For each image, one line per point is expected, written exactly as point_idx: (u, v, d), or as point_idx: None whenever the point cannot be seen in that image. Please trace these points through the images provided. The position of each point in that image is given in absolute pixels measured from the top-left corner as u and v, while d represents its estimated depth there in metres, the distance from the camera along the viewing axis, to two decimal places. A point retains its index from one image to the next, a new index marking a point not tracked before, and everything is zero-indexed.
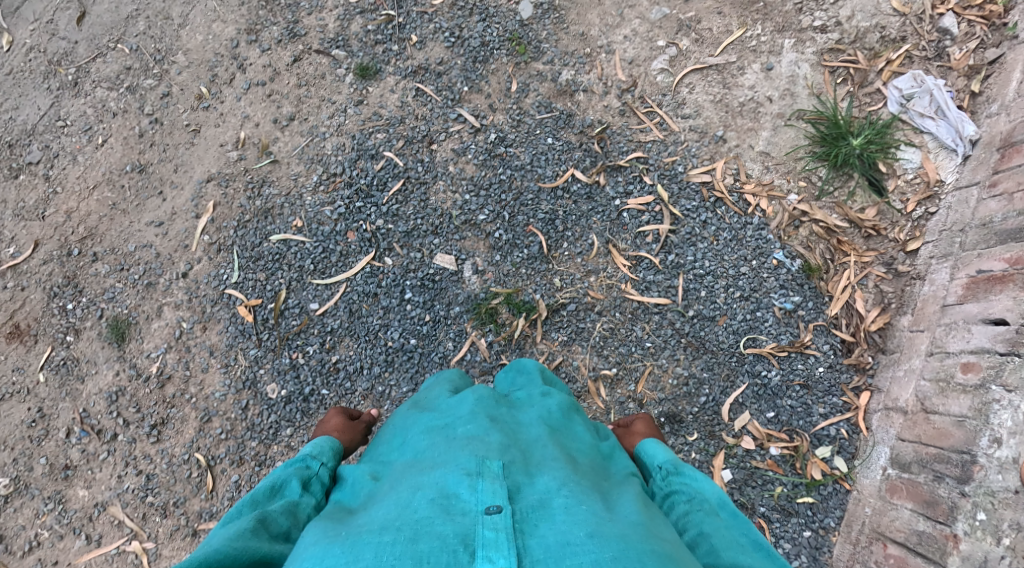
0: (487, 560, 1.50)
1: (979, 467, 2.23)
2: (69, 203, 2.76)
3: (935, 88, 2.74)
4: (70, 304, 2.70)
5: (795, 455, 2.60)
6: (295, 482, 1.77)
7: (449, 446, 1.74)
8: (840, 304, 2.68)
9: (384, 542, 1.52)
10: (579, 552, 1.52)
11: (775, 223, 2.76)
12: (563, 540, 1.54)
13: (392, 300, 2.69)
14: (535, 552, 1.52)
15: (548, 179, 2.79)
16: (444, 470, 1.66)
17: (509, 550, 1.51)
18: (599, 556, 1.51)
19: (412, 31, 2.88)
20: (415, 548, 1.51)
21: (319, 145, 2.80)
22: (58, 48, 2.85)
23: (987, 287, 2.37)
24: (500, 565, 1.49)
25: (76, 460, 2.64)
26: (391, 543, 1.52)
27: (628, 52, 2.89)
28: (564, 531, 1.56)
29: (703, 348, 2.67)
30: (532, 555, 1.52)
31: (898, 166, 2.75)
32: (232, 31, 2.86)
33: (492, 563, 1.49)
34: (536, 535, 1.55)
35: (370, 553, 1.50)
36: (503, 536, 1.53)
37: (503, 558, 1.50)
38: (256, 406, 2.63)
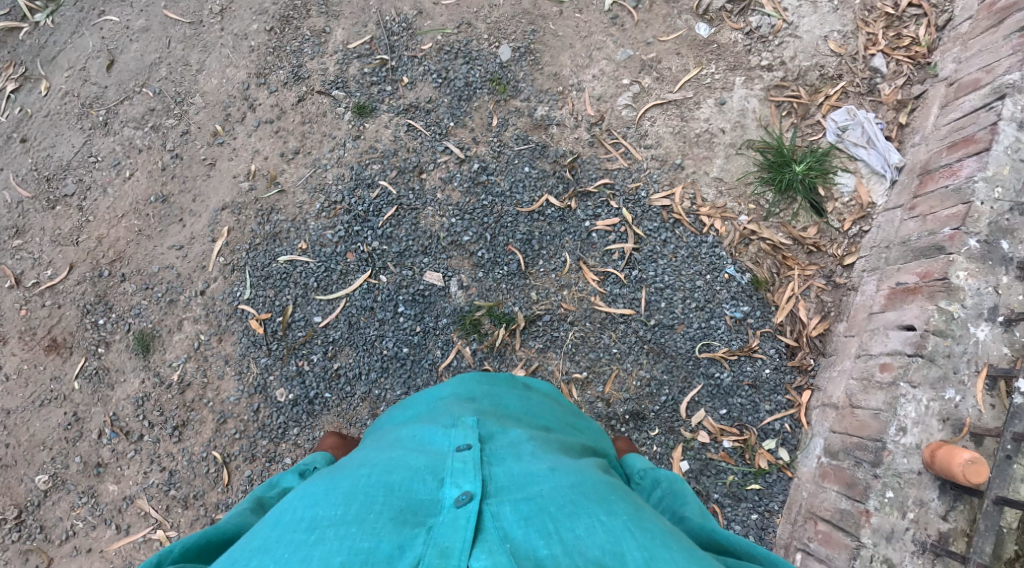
0: (454, 486, 1.81)
1: (888, 452, 2.56)
2: (100, 230, 3.10)
3: (866, 121, 3.12)
4: (101, 319, 3.03)
5: (745, 447, 2.93)
6: (291, 474, 2.13)
7: (434, 419, 2.08)
8: (785, 312, 3.02)
9: (356, 475, 1.83)
10: (539, 482, 1.84)
11: (727, 241, 3.10)
12: (527, 473, 1.86)
13: (387, 313, 3.03)
14: (500, 482, 1.83)
15: (526, 204, 3.13)
16: (426, 431, 2.01)
17: (474, 477, 1.82)
18: (557, 484, 1.83)
19: (404, 73, 3.24)
20: (387, 478, 1.82)
21: (321, 175, 3.14)
22: (90, 93, 3.21)
23: (902, 297, 2.71)
24: (466, 489, 1.79)
25: (106, 458, 2.96)
26: (365, 474, 1.82)
27: (596, 90, 3.25)
28: (530, 466, 1.89)
29: (663, 353, 3.01)
30: (495, 483, 1.83)
31: (835, 190, 3.10)
32: (244, 75, 3.22)
33: (459, 488, 1.80)
34: (501, 467, 1.88)
35: (346, 482, 1.80)
36: (470, 465, 1.86)
37: (469, 483, 1.81)
38: (266, 408, 2.96)
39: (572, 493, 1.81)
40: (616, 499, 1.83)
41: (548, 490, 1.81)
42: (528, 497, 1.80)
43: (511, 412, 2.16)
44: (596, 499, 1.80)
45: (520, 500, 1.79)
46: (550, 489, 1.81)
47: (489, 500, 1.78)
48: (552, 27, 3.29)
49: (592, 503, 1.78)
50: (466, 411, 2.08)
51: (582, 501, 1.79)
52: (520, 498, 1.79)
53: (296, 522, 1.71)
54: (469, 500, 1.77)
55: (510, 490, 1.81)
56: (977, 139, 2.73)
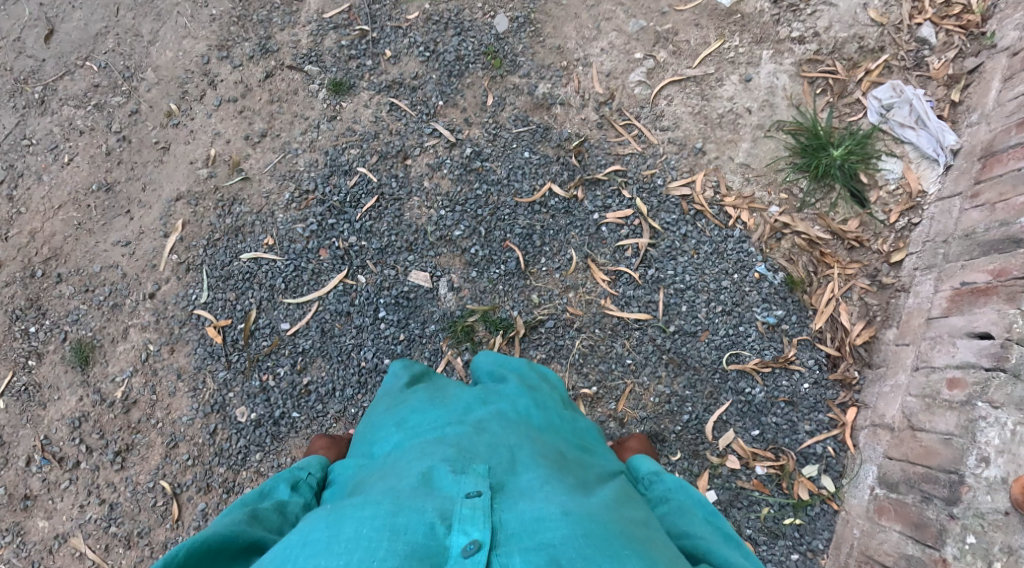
0: (461, 533, 1.44)
1: (967, 488, 2.16)
2: (33, 224, 2.69)
3: (914, 98, 2.72)
4: (32, 327, 2.62)
5: (782, 474, 2.53)
6: (285, 486, 1.75)
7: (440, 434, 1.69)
8: (824, 317, 2.62)
9: (359, 516, 1.47)
10: (558, 527, 1.47)
11: (756, 235, 2.70)
12: (538, 515, 1.48)
13: (366, 319, 2.62)
14: (511, 526, 1.46)
15: (525, 194, 2.73)
16: (436, 449, 1.63)
17: (484, 523, 1.45)
18: (574, 536, 1.45)
19: (386, 46, 2.84)
20: (392, 520, 1.45)
21: (291, 161, 2.74)
22: (24, 66, 2.79)
23: (971, 300, 2.31)
24: (475, 536, 1.43)
25: (36, 489, 2.55)
26: (370, 515, 1.47)
27: (606, 65, 2.85)
28: (545, 507, 1.50)
29: (685, 365, 2.61)
30: (508, 528, 1.45)
31: (879, 177, 2.72)
32: (203, 47, 2.81)
33: (467, 535, 1.43)
34: (513, 510, 1.49)
35: (350, 526, 1.45)
36: (480, 512, 1.48)
37: (477, 530, 1.44)
38: (225, 430, 2.55)
39: (586, 548, 1.44)
40: (631, 556, 1.45)
41: (564, 540, 1.44)
42: (541, 549, 1.43)
43: (529, 421, 1.78)
44: (612, 553, 1.44)
45: (533, 551, 1.42)
46: (567, 540, 1.44)
47: (498, 550, 1.42)
48: None
49: (610, 565, 1.42)
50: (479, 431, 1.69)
51: (606, 559, 1.43)
52: (533, 547, 1.43)
53: None
54: (478, 552, 1.41)
55: (522, 538, 1.44)
56: None
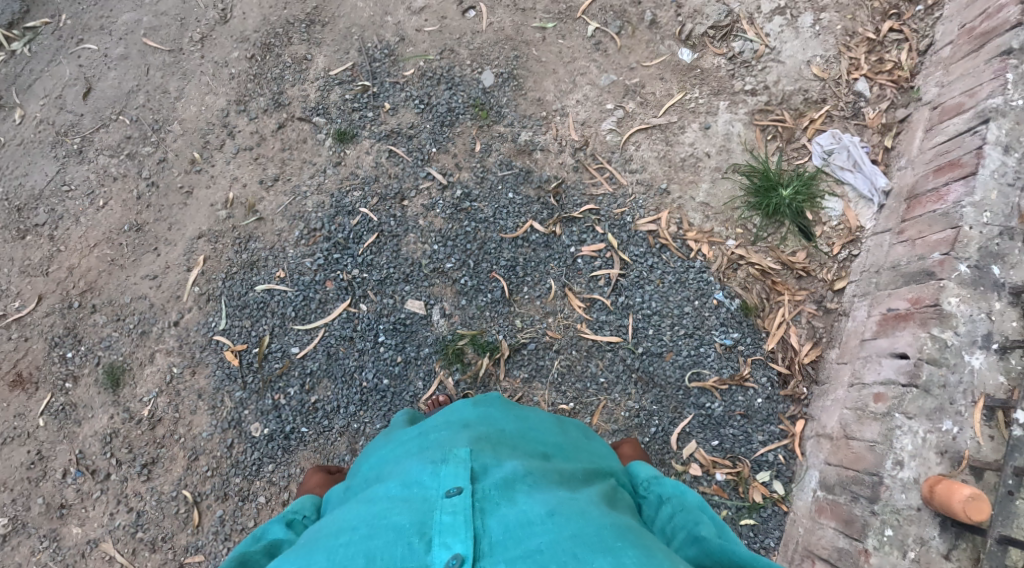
0: (443, 547, 1.71)
1: (885, 488, 2.48)
2: (72, 260, 2.99)
3: (851, 145, 3.09)
4: (69, 353, 2.92)
5: (738, 480, 2.84)
6: (281, 524, 2.04)
7: (424, 455, 1.98)
8: (776, 338, 2.96)
9: (334, 545, 1.76)
10: (539, 532, 1.75)
11: (715, 266, 3.04)
12: (524, 522, 1.77)
13: (367, 342, 2.93)
14: (495, 535, 1.75)
15: (509, 230, 3.06)
16: (412, 466, 1.94)
17: (465, 535, 1.73)
18: (558, 535, 1.74)
19: (386, 99, 3.18)
20: (369, 544, 1.73)
21: (301, 203, 3.06)
22: (65, 120, 3.10)
23: (894, 324, 2.65)
24: (456, 550, 1.70)
25: (71, 499, 2.83)
26: (344, 543, 1.75)
27: (581, 115, 3.20)
28: (529, 513, 1.80)
29: (653, 382, 2.93)
30: (490, 537, 1.74)
31: (823, 215, 3.07)
32: (224, 102, 3.14)
33: (449, 549, 1.70)
34: (495, 517, 1.79)
35: (325, 556, 1.74)
36: (459, 519, 1.76)
37: (459, 543, 1.71)
38: (240, 444, 2.84)
39: (573, 545, 1.72)
40: (625, 546, 1.75)
41: (548, 543, 1.73)
42: (526, 554, 1.71)
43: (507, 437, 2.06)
44: (603, 546, 1.73)
45: (519, 558, 1.70)
46: (549, 542, 1.73)
47: (484, 560, 1.71)
48: (535, 53, 3.26)
49: (596, 554, 1.71)
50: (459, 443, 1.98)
51: (587, 552, 1.71)
52: (517, 554, 1.71)
53: None
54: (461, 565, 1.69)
55: (505, 547, 1.73)
56: (963, 163, 2.69)
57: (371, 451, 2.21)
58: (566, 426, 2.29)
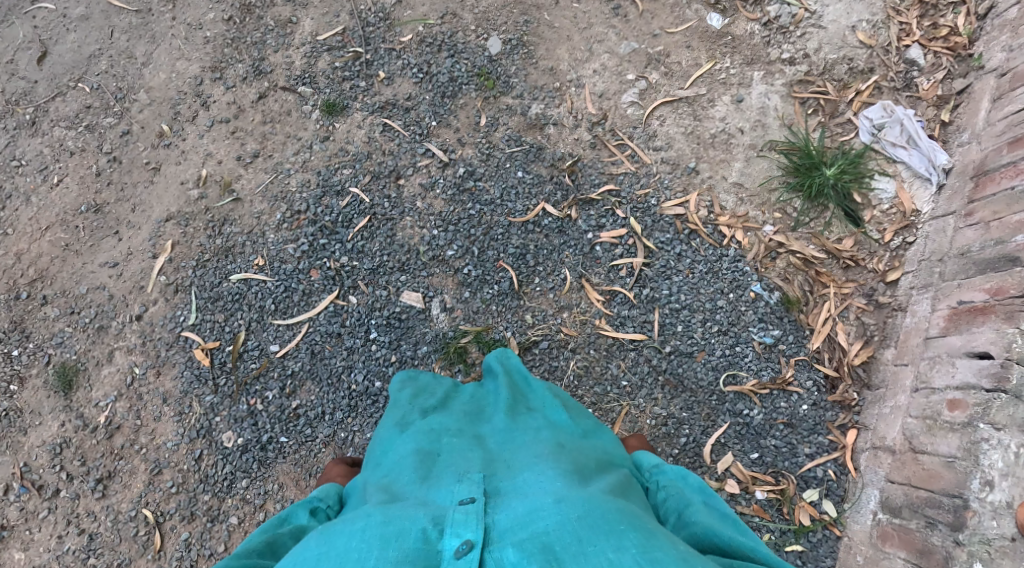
0: (454, 535, 1.43)
1: (972, 513, 2.12)
2: (21, 245, 2.64)
3: (905, 118, 2.73)
4: (16, 350, 2.56)
5: (782, 499, 2.48)
6: (303, 511, 1.70)
7: (435, 444, 1.69)
8: (821, 337, 2.60)
9: (350, 529, 1.45)
10: (545, 516, 1.45)
11: (751, 254, 2.69)
12: (530, 508, 1.47)
13: (357, 340, 2.58)
14: (502, 523, 1.45)
15: (519, 214, 2.71)
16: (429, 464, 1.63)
17: (476, 523, 1.44)
18: (565, 517, 1.44)
19: (380, 67, 2.83)
20: (381, 530, 1.44)
21: (283, 182, 2.71)
22: (17, 87, 2.75)
23: (969, 319, 2.29)
24: (467, 537, 1.42)
25: (13, 519, 2.48)
26: (360, 527, 1.45)
27: (598, 86, 2.85)
28: (536, 499, 1.50)
29: (681, 387, 2.58)
30: (499, 526, 1.45)
31: (873, 197, 2.71)
32: (197, 69, 2.78)
33: (459, 536, 1.42)
34: (506, 507, 1.49)
35: (340, 541, 1.43)
36: (474, 514, 1.47)
37: (469, 531, 1.43)
38: (210, 456, 2.49)
39: (580, 527, 1.42)
40: (628, 528, 1.43)
41: (556, 527, 1.43)
42: (534, 538, 1.41)
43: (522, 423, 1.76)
44: (611, 527, 1.43)
45: (526, 541, 1.41)
46: (558, 526, 1.43)
47: (491, 547, 1.41)
48: (547, 17, 2.90)
49: (601, 536, 1.41)
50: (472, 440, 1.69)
51: (593, 535, 1.41)
52: (524, 537, 1.42)
53: None
54: (470, 551, 1.40)
55: (513, 531, 1.43)
56: None
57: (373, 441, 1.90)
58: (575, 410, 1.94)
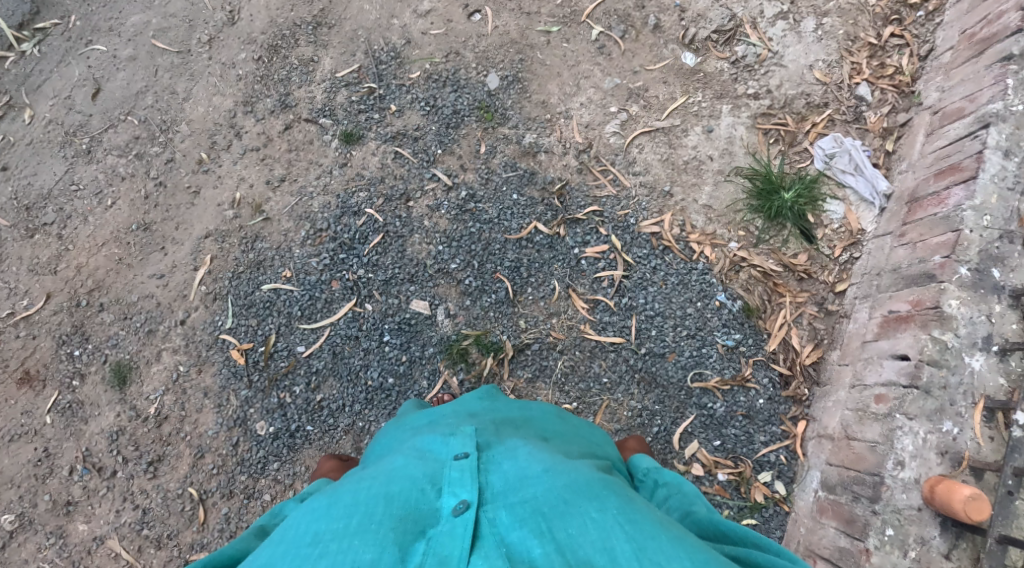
0: (452, 495, 1.77)
1: (886, 487, 2.50)
2: (80, 259, 3.02)
3: (853, 149, 3.12)
4: (76, 351, 2.94)
5: (740, 480, 2.86)
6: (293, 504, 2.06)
7: (434, 430, 2.04)
8: (777, 340, 2.98)
9: (356, 487, 1.81)
10: (535, 483, 1.79)
11: (717, 268, 3.07)
12: (522, 475, 1.81)
13: (372, 342, 2.96)
14: (496, 486, 1.79)
15: (514, 231, 3.09)
16: (424, 439, 1.99)
17: (471, 485, 1.78)
18: (553, 484, 1.78)
19: (392, 101, 3.21)
20: (386, 490, 1.78)
21: (307, 203, 3.08)
22: (74, 120, 3.12)
23: (895, 326, 2.67)
24: (463, 497, 1.75)
25: (77, 496, 2.85)
26: (366, 486, 1.81)
27: (584, 118, 3.23)
28: (524, 467, 1.83)
29: (655, 383, 2.95)
30: (492, 489, 1.79)
31: (825, 218, 3.09)
32: (231, 103, 3.16)
33: (457, 496, 1.76)
34: (497, 474, 1.82)
35: (349, 496, 1.79)
36: (467, 474, 1.82)
37: (465, 492, 1.77)
38: (246, 442, 2.87)
39: (566, 492, 1.76)
40: (609, 493, 1.78)
41: (543, 491, 1.76)
42: (523, 500, 1.75)
43: (511, 421, 2.11)
44: (591, 493, 1.77)
45: (516, 504, 1.74)
46: (545, 491, 1.77)
47: (486, 507, 1.74)
48: (540, 57, 3.29)
49: (585, 499, 1.74)
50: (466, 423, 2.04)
51: (577, 498, 1.75)
52: (515, 501, 1.75)
53: (296, 538, 1.70)
54: (466, 509, 1.73)
55: (505, 495, 1.76)
56: (963, 166, 2.71)
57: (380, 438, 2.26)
58: (564, 417, 2.30)
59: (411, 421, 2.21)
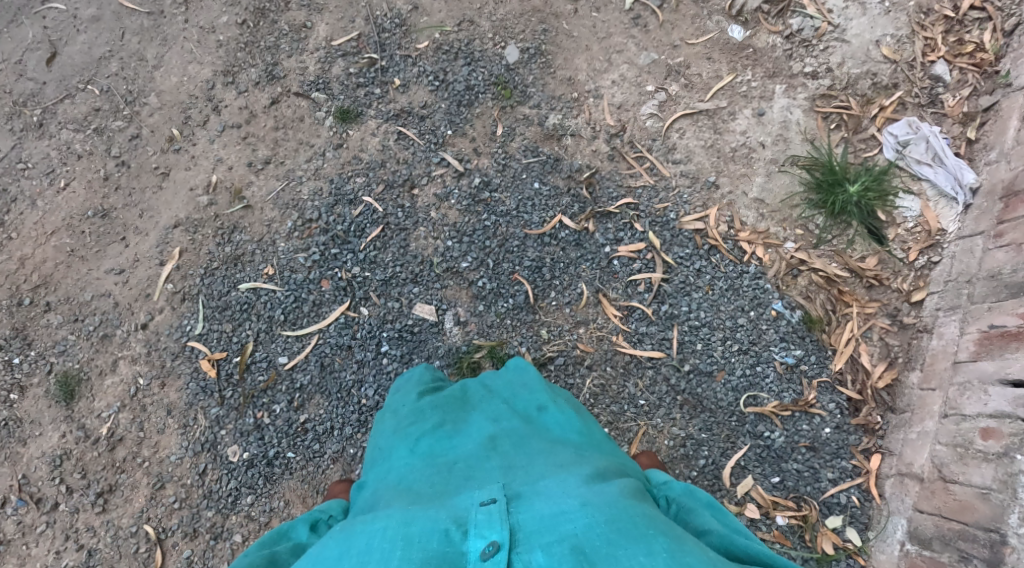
0: (479, 536, 1.37)
1: (1010, 549, 2.06)
2: (24, 250, 2.58)
3: (931, 135, 2.67)
4: (16, 358, 2.50)
5: (805, 526, 2.41)
6: (303, 526, 1.69)
7: (451, 453, 1.63)
8: (844, 358, 2.53)
9: (370, 528, 1.42)
10: (573, 517, 1.39)
11: (772, 272, 2.62)
12: (558, 510, 1.41)
13: (367, 353, 2.51)
14: (530, 522, 1.39)
15: (535, 226, 2.65)
16: (445, 473, 1.57)
17: (501, 524, 1.39)
18: (592, 520, 1.39)
19: (395, 74, 2.77)
20: (404, 530, 1.39)
21: (295, 190, 2.65)
22: (24, 89, 2.69)
23: (1001, 344, 2.24)
24: (493, 538, 1.36)
25: (10, 533, 2.41)
26: (381, 527, 1.42)
27: (617, 97, 2.79)
28: (558, 501, 1.43)
29: (700, 407, 2.51)
30: (525, 527, 1.39)
31: (897, 215, 2.64)
32: (209, 73, 2.73)
33: (485, 537, 1.37)
34: (530, 509, 1.42)
35: (361, 539, 1.40)
36: (496, 515, 1.41)
37: (494, 532, 1.37)
38: (215, 470, 2.42)
39: (610, 530, 1.37)
40: (656, 532, 1.39)
41: (584, 528, 1.37)
42: (562, 539, 1.36)
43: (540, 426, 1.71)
44: (639, 531, 1.38)
45: (554, 544, 1.35)
46: (586, 527, 1.37)
47: (518, 549, 1.35)
48: (566, 26, 2.85)
49: (633, 541, 1.35)
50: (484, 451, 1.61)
51: (623, 539, 1.36)
52: (552, 540, 1.36)
53: None
54: (498, 551, 1.34)
55: (541, 531, 1.37)
56: None
57: (379, 434, 1.87)
58: (587, 411, 1.90)
59: (421, 411, 1.81)
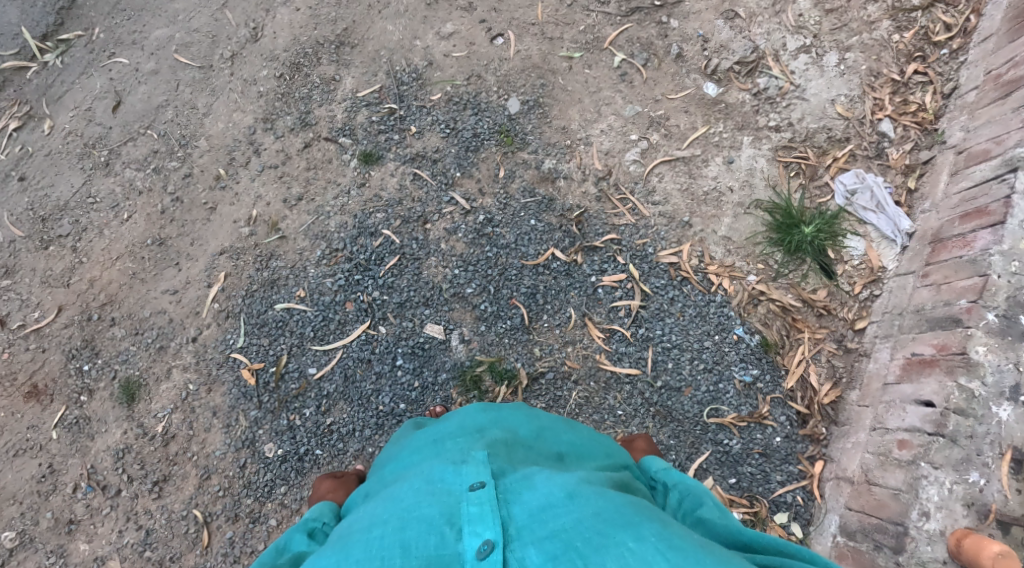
0: (473, 534, 1.71)
1: (911, 538, 2.47)
2: (93, 272, 2.99)
3: (875, 186, 3.10)
4: (86, 365, 2.91)
5: (756, 520, 2.82)
6: (301, 535, 2.03)
7: (439, 455, 1.98)
8: (795, 377, 2.94)
9: (367, 538, 1.74)
10: (562, 515, 1.75)
11: (736, 301, 3.03)
12: (546, 506, 1.77)
13: (385, 366, 2.92)
14: (520, 520, 1.74)
15: (531, 257, 3.06)
16: (434, 466, 1.92)
17: (493, 522, 1.73)
18: (580, 514, 1.74)
19: (412, 122, 3.19)
20: (400, 537, 1.72)
21: (324, 223, 3.06)
22: (94, 132, 3.11)
23: (919, 370, 2.64)
24: (486, 537, 1.70)
25: (80, 515, 2.81)
26: (378, 536, 1.73)
27: (604, 145, 3.21)
28: (548, 497, 1.80)
29: (671, 417, 2.92)
30: (516, 522, 1.74)
31: (845, 253, 3.05)
32: (251, 120, 3.15)
33: (479, 536, 1.70)
34: (519, 505, 1.78)
35: (359, 550, 1.71)
36: (487, 508, 1.76)
37: (488, 530, 1.71)
38: (253, 464, 2.82)
39: (597, 522, 1.72)
40: (644, 519, 1.74)
41: (573, 521, 1.73)
42: (553, 533, 1.71)
43: (519, 439, 2.07)
44: (625, 521, 1.72)
45: (545, 538, 1.70)
46: (574, 521, 1.73)
47: (512, 545, 1.69)
48: (561, 82, 3.27)
49: (619, 529, 1.70)
50: (476, 444, 1.99)
51: (610, 528, 1.70)
52: (544, 535, 1.71)
53: None
54: (492, 550, 1.68)
55: (531, 529, 1.72)
56: (990, 211, 2.68)
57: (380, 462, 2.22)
58: (575, 424, 2.29)
59: (412, 440, 2.18)
